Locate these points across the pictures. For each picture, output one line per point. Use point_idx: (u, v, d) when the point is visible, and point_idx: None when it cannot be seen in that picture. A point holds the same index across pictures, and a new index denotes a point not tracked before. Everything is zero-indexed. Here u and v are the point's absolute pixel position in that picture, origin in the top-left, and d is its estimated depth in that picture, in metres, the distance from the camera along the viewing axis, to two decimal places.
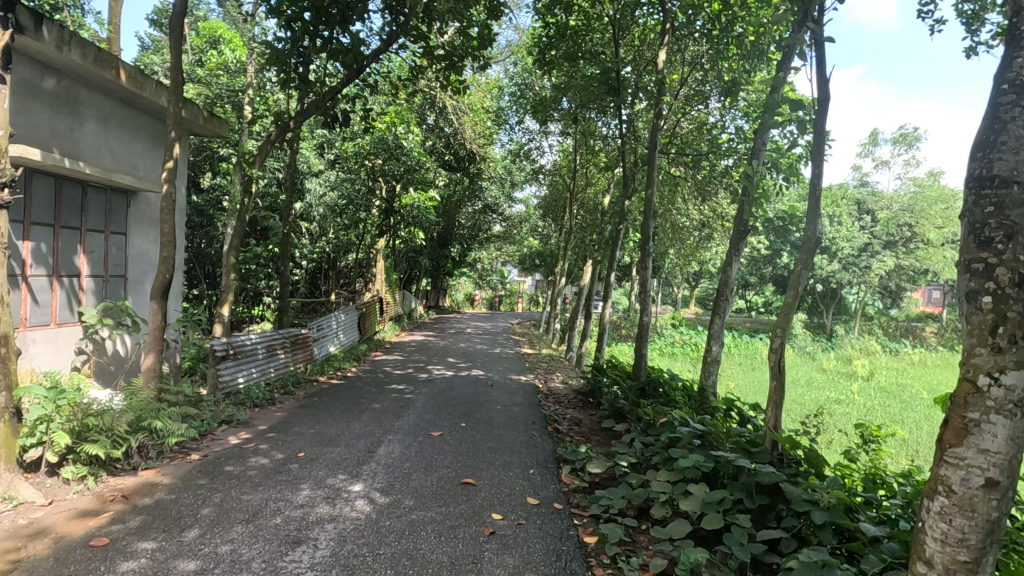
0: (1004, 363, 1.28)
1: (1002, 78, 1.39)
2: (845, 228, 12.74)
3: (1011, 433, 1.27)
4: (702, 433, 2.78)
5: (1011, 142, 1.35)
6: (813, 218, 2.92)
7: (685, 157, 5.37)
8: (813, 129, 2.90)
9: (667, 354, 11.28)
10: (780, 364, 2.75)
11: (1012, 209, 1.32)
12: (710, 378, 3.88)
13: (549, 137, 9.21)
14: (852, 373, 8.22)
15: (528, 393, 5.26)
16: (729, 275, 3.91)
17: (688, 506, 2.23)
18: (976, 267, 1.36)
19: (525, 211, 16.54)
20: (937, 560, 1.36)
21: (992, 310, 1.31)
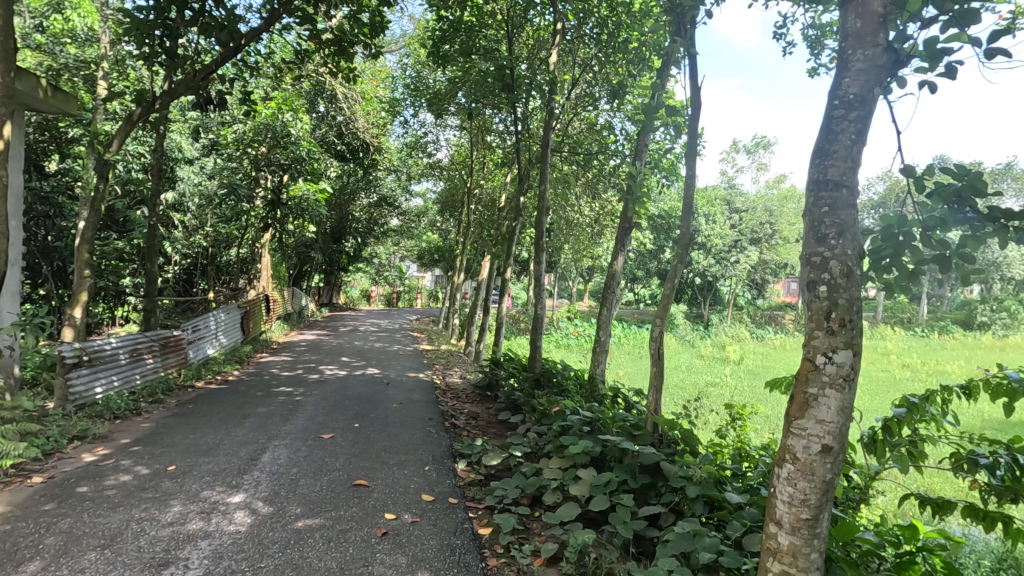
0: (836, 343, 1.47)
1: (834, 95, 1.58)
2: (718, 226, 13.96)
3: (840, 404, 1.46)
4: (590, 420, 2.93)
5: (841, 150, 1.55)
6: (688, 216, 3.17)
7: (577, 156, 5.58)
8: (687, 133, 3.13)
9: (563, 346, 11.69)
10: (659, 351, 2.96)
11: (842, 209, 1.52)
12: (599, 367, 4.08)
13: (445, 130, 9.13)
14: (725, 357, 9.06)
15: (426, 390, 5.21)
16: (616, 269, 4.13)
17: (577, 491, 2.33)
18: (814, 260, 1.55)
19: (423, 206, 16.31)
20: (785, 520, 1.54)
21: (827, 297, 1.50)
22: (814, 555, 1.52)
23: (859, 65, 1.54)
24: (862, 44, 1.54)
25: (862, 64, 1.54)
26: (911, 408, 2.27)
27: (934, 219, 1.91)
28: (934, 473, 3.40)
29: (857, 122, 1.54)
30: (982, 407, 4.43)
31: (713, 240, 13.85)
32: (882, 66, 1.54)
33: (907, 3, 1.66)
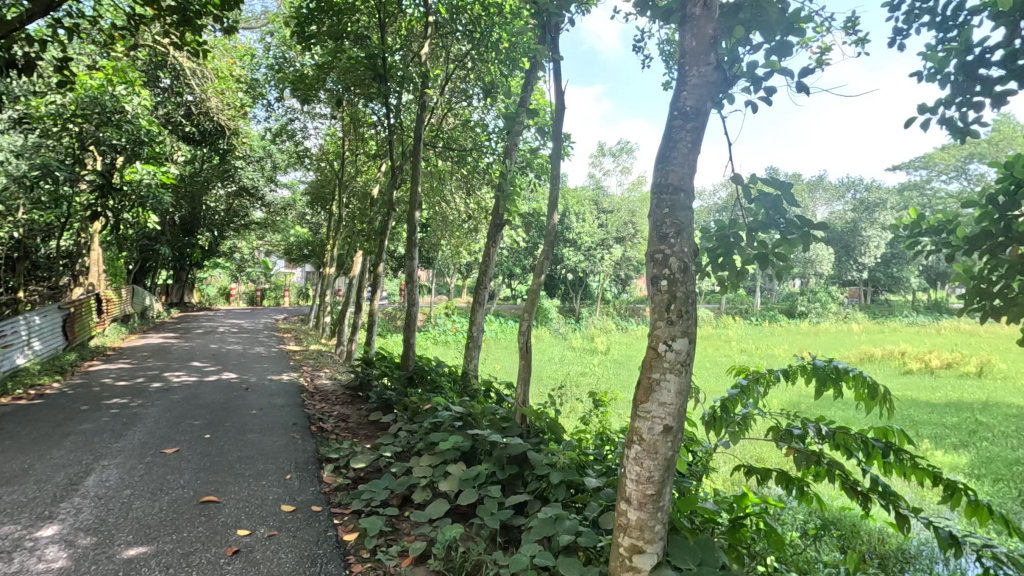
0: (675, 332, 1.62)
1: (674, 106, 1.73)
2: (588, 225, 14.78)
3: (679, 387, 1.62)
4: (461, 415, 2.94)
5: (679, 157, 1.70)
6: (554, 215, 3.31)
7: (451, 152, 5.57)
8: (553, 133, 3.25)
9: (440, 343, 11.66)
10: (527, 345, 3.05)
11: (680, 211, 1.67)
12: (472, 362, 4.13)
13: (313, 118, 8.61)
14: (593, 348, 9.64)
15: (290, 393, 4.89)
16: (488, 265, 4.19)
17: (445, 487, 2.33)
18: (656, 257, 1.69)
19: (290, 197, 15.28)
20: (633, 497, 1.66)
21: (667, 290, 1.64)
22: (658, 527, 1.66)
23: (694, 80, 1.71)
24: (698, 62, 1.71)
25: (697, 80, 1.70)
26: (742, 390, 2.60)
27: (759, 224, 2.20)
28: (759, 444, 3.93)
29: (693, 132, 1.70)
30: (798, 384, 5.17)
31: (583, 238, 14.63)
32: (712, 84, 1.72)
33: (734, 29, 1.87)
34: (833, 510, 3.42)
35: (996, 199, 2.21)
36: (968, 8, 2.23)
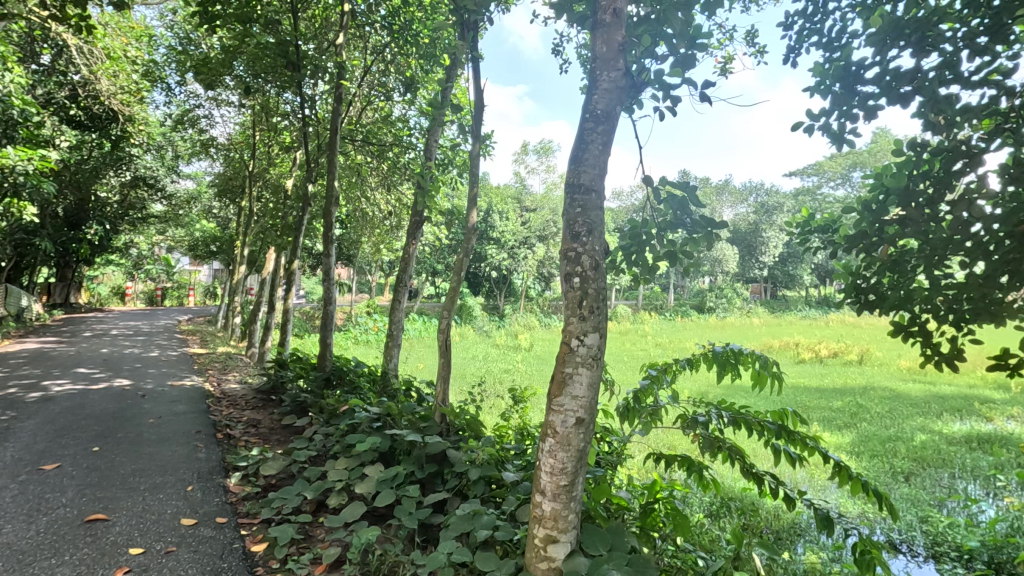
0: (586, 328, 1.68)
1: (587, 108, 1.79)
2: (511, 223, 14.92)
3: (589, 380, 1.68)
4: (380, 416, 2.88)
5: (591, 159, 1.76)
6: (473, 213, 3.32)
7: (371, 146, 5.42)
8: (472, 131, 3.26)
9: (361, 343, 11.35)
10: (447, 342, 3.05)
11: (591, 210, 1.73)
12: (392, 361, 4.06)
13: (220, 105, 8.08)
14: (516, 345, 9.75)
15: (194, 399, 4.57)
16: (408, 262, 4.13)
17: (362, 489, 2.27)
18: (569, 254, 1.74)
19: (195, 189, 14.25)
20: (548, 489, 1.71)
21: (579, 287, 1.70)
22: (571, 516, 1.72)
23: (604, 85, 1.77)
24: (607, 67, 1.77)
25: (607, 85, 1.77)
26: (652, 380, 2.73)
27: (667, 224, 2.32)
28: (670, 433, 4.16)
29: (603, 134, 1.77)
30: (705, 374, 5.50)
31: (506, 236, 14.77)
32: (621, 89, 1.79)
33: (643, 38, 1.95)
34: (734, 491, 3.69)
35: (869, 203, 2.47)
36: (848, 31, 2.47)
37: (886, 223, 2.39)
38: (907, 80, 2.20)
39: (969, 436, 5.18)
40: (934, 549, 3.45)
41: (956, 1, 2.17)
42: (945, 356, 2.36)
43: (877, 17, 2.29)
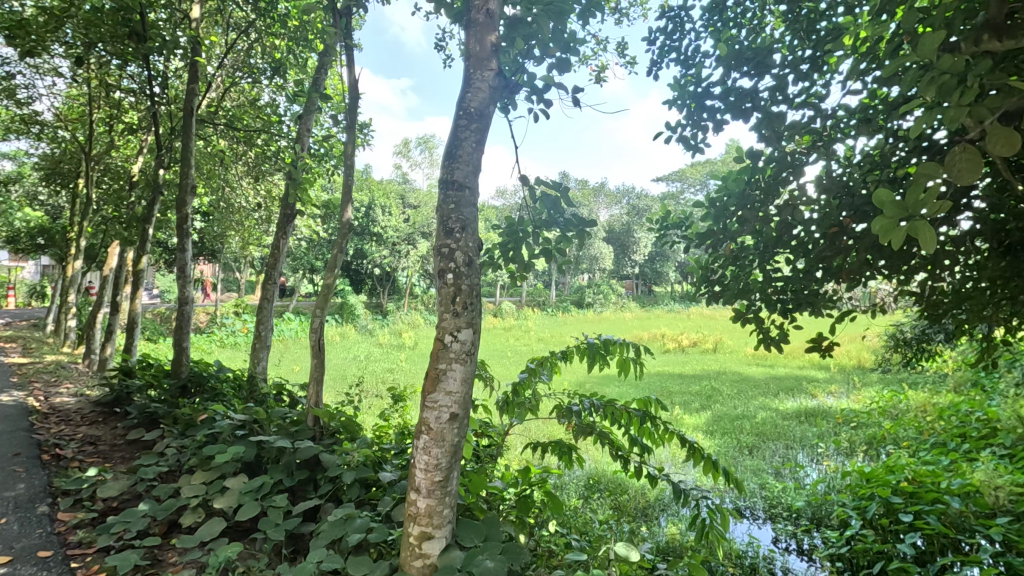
0: (460, 323, 1.69)
1: (460, 105, 1.80)
2: (393, 219, 14.55)
3: (464, 375, 1.70)
4: (244, 423, 2.68)
5: (464, 155, 1.77)
6: (347, 207, 3.20)
7: (235, 132, 4.99)
8: (346, 122, 3.14)
9: (228, 347, 10.44)
10: (319, 342, 2.91)
11: (465, 207, 1.75)
12: (259, 364, 3.79)
13: (45, 75, 6.95)
14: (401, 343, 9.57)
15: (12, 417, 3.90)
16: (278, 257, 3.87)
17: (222, 504, 2.10)
18: (443, 251, 1.74)
19: (13, 171, 12.12)
20: (422, 486, 1.70)
21: (453, 283, 1.71)
22: (446, 512, 1.73)
23: (478, 83, 1.79)
24: (481, 66, 1.80)
25: (481, 83, 1.79)
26: (530, 372, 2.82)
27: (541, 220, 2.41)
28: (549, 422, 4.33)
29: (476, 132, 1.79)
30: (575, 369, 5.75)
31: (388, 232, 14.39)
32: (494, 89, 1.82)
33: (517, 41, 2.00)
34: (607, 474, 3.95)
35: (716, 206, 2.75)
36: (700, 51, 2.73)
37: (728, 223, 2.68)
38: (746, 98, 2.48)
39: (799, 411, 6.00)
40: (771, 511, 3.97)
41: (784, 33, 2.49)
42: (776, 341, 2.71)
43: (723, 40, 2.56)
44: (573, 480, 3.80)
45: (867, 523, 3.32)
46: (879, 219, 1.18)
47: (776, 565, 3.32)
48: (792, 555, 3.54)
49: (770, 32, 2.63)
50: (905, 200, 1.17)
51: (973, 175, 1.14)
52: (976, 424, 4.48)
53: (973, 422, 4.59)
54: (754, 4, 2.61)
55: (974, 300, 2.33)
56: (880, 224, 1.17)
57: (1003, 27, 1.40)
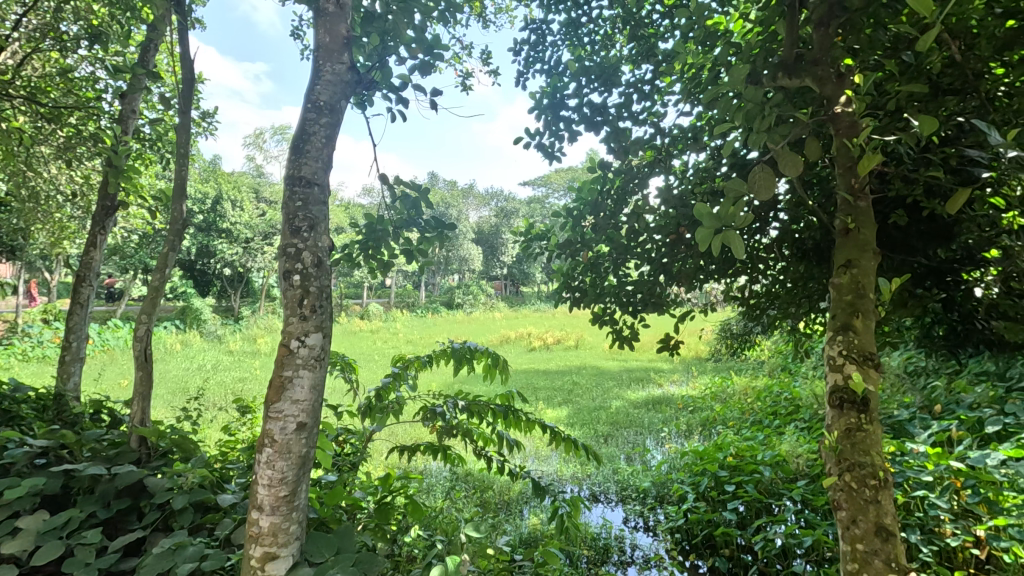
0: (308, 328, 1.60)
1: (309, 97, 1.69)
2: (246, 214, 13.38)
3: (312, 382, 1.61)
4: (46, 449, 2.28)
5: (313, 151, 1.67)
6: (182, 200, 2.87)
7: (37, 107, 4.23)
8: (179, 105, 2.81)
9: (32, 361, 8.83)
10: (145, 353, 2.57)
11: (313, 205, 1.65)
12: (70, 380, 3.26)
13: None
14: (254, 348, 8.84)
15: None
16: (94, 256, 3.36)
17: (12, 548, 1.76)
18: (289, 250, 1.62)
19: None
20: (265, 503, 1.59)
21: (300, 285, 1.60)
22: (293, 527, 1.63)
23: (328, 76, 1.71)
24: (331, 58, 1.71)
25: (330, 77, 1.71)
26: (394, 376, 2.75)
27: (401, 221, 2.34)
28: (415, 426, 4.25)
29: (326, 127, 1.70)
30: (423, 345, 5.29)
31: (240, 228, 13.20)
32: (346, 83, 1.75)
33: (372, 35, 1.94)
34: (473, 473, 3.99)
35: (573, 215, 2.90)
36: (558, 63, 2.87)
37: (584, 229, 2.84)
38: (597, 112, 2.65)
39: (647, 400, 6.57)
40: (622, 493, 4.30)
41: (628, 54, 2.70)
42: (624, 338, 2.93)
43: (576, 55, 2.71)
44: (439, 481, 3.78)
45: (701, 496, 3.75)
46: (700, 229, 1.38)
47: (626, 543, 3.59)
48: (640, 532, 3.87)
49: (618, 50, 2.83)
50: (720, 213, 1.35)
51: (768, 190, 1.34)
52: (784, 403, 5.28)
53: (782, 402, 5.39)
54: (605, 24, 2.80)
55: (781, 298, 2.72)
56: (701, 233, 1.38)
57: (793, 66, 1.65)
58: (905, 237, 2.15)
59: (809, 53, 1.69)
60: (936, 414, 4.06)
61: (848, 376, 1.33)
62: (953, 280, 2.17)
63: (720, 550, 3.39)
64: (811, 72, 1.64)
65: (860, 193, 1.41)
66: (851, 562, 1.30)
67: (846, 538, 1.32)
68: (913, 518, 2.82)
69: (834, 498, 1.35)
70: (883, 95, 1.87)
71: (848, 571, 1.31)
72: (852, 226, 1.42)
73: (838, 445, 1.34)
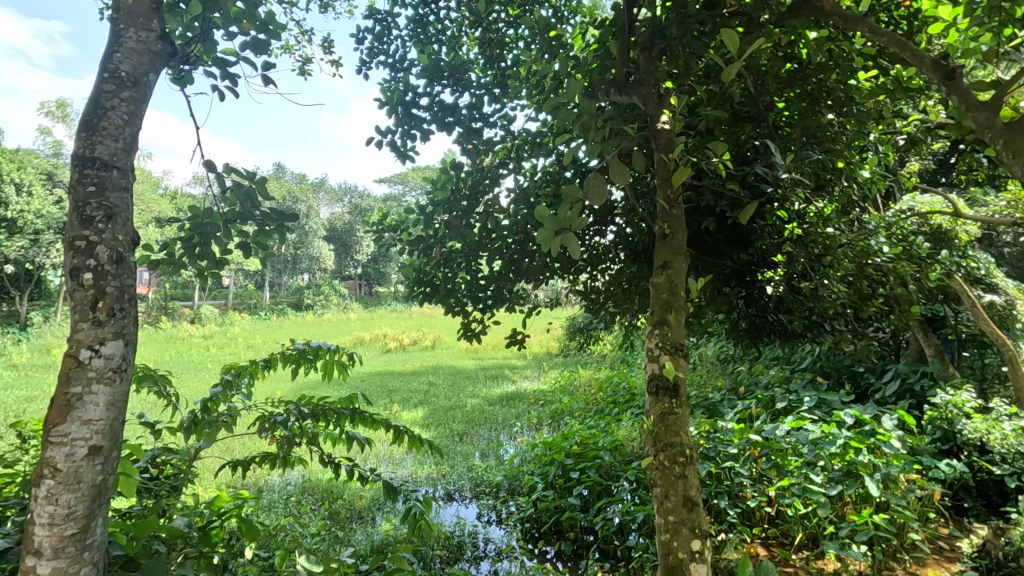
0: (103, 335, 1.35)
1: (104, 66, 1.40)
2: None
3: (109, 399, 1.38)
4: None
5: (110, 128, 1.39)
6: None
7: None
8: None
9: None
10: None
11: (111, 191, 1.37)
12: None
13: None
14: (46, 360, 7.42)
15: None
16: None
17: None
18: (78, 244, 1.32)
19: None
20: (45, 546, 1.33)
21: (92, 285, 1.33)
22: (85, 571, 1.39)
23: (131, 44, 1.42)
24: (134, 24, 1.43)
25: (134, 45, 1.42)
26: (225, 385, 2.41)
27: (235, 214, 1.89)
28: (254, 438, 3.87)
29: (129, 103, 1.42)
30: (265, 343, 4.23)
31: None
32: (155, 54, 1.47)
33: (190, 3, 1.67)
34: (320, 483, 3.74)
35: (426, 213, 2.83)
36: (407, 58, 2.80)
37: (437, 225, 2.78)
38: (448, 112, 2.63)
39: (502, 396, 6.55)
40: (476, 489, 4.35)
41: (477, 57, 2.73)
42: (476, 334, 2.97)
43: (425, 53, 2.67)
44: (280, 497, 3.47)
45: (549, 485, 3.94)
46: (542, 231, 1.45)
47: (479, 538, 3.63)
48: (492, 525, 3.95)
49: (467, 53, 2.84)
50: (558, 215, 1.44)
51: (601, 197, 1.44)
52: (623, 394, 5.76)
53: (620, 391, 5.94)
54: (453, 25, 2.80)
55: (618, 295, 2.96)
56: (542, 236, 1.45)
57: (624, 84, 1.80)
58: (715, 242, 2.46)
59: (636, 73, 1.85)
60: (741, 394, 4.73)
61: (663, 366, 1.49)
62: (751, 280, 2.53)
63: (566, 534, 3.59)
64: (637, 90, 1.80)
65: (675, 202, 1.58)
66: (664, 532, 1.45)
67: (659, 512, 1.47)
68: (723, 486, 3.22)
69: (651, 476, 1.50)
70: (697, 116, 2.11)
71: (661, 541, 1.45)
72: (668, 231, 1.60)
73: (654, 428, 1.48)
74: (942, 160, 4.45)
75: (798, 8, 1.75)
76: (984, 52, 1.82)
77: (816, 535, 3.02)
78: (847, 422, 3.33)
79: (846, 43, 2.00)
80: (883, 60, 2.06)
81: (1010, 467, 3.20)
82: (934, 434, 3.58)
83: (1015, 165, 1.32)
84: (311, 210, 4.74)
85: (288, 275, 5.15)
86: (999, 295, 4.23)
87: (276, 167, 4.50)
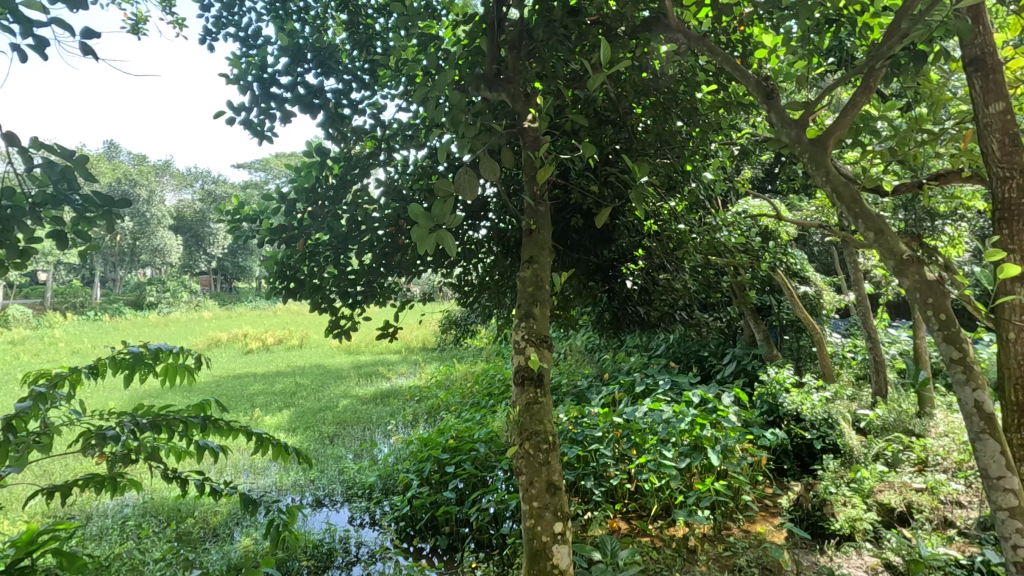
0: None
1: None
2: None
3: None
4: None
5: None
6: None
7: None
8: None
9: None
10: None
11: None
12: None
13: None
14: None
15: None
16: None
17: None
18: None
19: None
20: None
21: None
22: None
23: None
24: None
25: None
26: (37, 399, 1.95)
27: (45, 197, 1.52)
28: (81, 459, 3.35)
29: None
30: (95, 349, 3.51)
31: None
32: None
33: None
34: (166, 502, 3.34)
35: (287, 201, 2.60)
36: (262, 34, 2.57)
37: (300, 215, 2.57)
38: (312, 94, 2.44)
39: (375, 394, 6.29)
40: (348, 492, 4.16)
41: (344, 40, 2.58)
42: (345, 332, 2.84)
43: (283, 29, 2.45)
44: (114, 523, 3.02)
45: (425, 482, 3.91)
46: (414, 226, 1.42)
47: (350, 542, 3.48)
48: (365, 528, 3.83)
49: (333, 38, 2.68)
50: (431, 212, 1.41)
51: (472, 191, 1.44)
52: (497, 387, 5.92)
53: (495, 384, 6.16)
54: (317, 6, 2.62)
55: (490, 288, 2.99)
56: (414, 230, 1.42)
57: (494, 80, 1.81)
58: (580, 239, 2.58)
59: (505, 71, 1.86)
60: (605, 380, 5.08)
61: (527, 357, 1.53)
62: (613, 275, 2.69)
63: (441, 528, 3.59)
64: (506, 88, 1.81)
65: (540, 200, 1.63)
66: (529, 518, 1.49)
67: (525, 499, 1.51)
68: (589, 467, 3.39)
69: (517, 465, 1.54)
70: (562, 117, 2.19)
71: (526, 527, 1.50)
72: (534, 227, 1.64)
73: (520, 419, 1.52)
74: (768, 169, 5.12)
75: (650, 22, 1.89)
76: (799, 76, 2.11)
77: (669, 505, 3.32)
78: (694, 401, 3.71)
79: (692, 60, 2.20)
80: (723, 77, 2.29)
81: (818, 431, 3.79)
82: (762, 407, 4.14)
83: (816, 175, 1.55)
84: (153, 196, 4.03)
85: (125, 269, 4.24)
86: (811, 287, 4.98)
87: (108, 145, 3.87)
